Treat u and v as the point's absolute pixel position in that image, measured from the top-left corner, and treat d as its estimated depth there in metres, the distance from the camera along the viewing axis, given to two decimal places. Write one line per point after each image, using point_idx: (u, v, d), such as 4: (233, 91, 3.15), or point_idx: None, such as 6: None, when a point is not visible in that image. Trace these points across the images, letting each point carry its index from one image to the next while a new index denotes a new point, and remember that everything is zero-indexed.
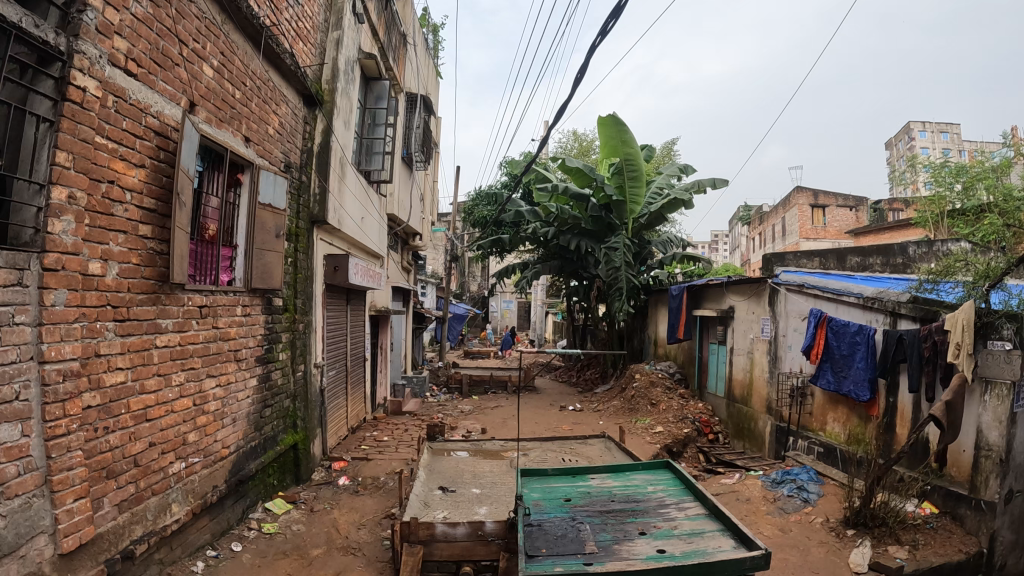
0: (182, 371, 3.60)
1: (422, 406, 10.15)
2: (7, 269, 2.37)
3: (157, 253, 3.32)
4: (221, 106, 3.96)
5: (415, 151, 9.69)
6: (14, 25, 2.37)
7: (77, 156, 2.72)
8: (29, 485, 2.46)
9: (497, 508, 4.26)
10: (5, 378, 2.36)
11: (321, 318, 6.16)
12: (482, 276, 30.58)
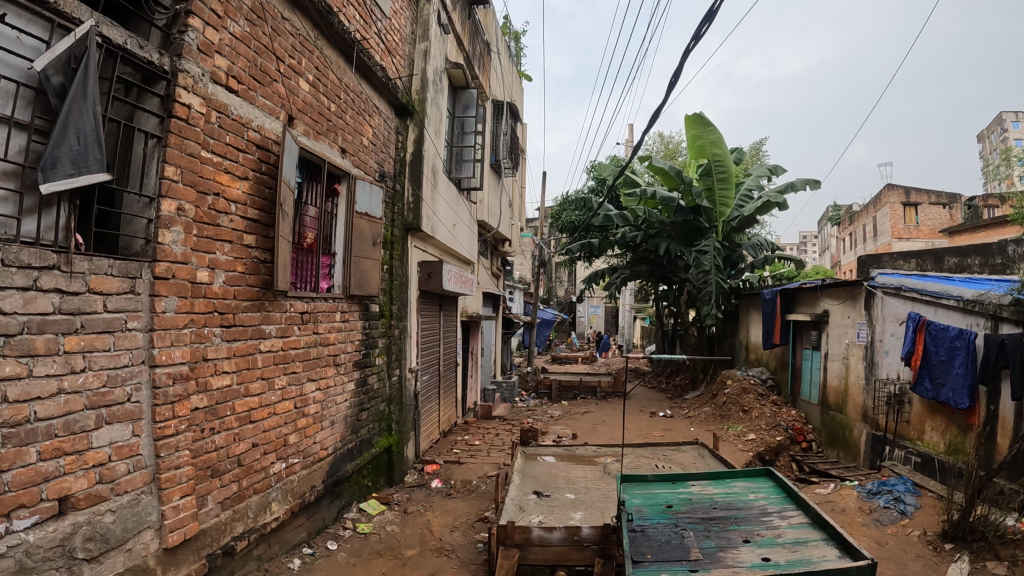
0: (285, 375, 3.73)
1: (512, 411, 10.19)
2: (120, 277, 2.53)
3: (261, 261, 3.47)
4: (318, 119, 4.10)
5: (504, 157, 9.78)
6: (118, 46, 2.54)
7: (185, 170, 2.86)
8: (137, 483, 2.60)
9: (593, 513, 4.25)
10: (117, 381, 2.51)
11: (415, 324, 6.28)
12: (569, 282, 30.55)
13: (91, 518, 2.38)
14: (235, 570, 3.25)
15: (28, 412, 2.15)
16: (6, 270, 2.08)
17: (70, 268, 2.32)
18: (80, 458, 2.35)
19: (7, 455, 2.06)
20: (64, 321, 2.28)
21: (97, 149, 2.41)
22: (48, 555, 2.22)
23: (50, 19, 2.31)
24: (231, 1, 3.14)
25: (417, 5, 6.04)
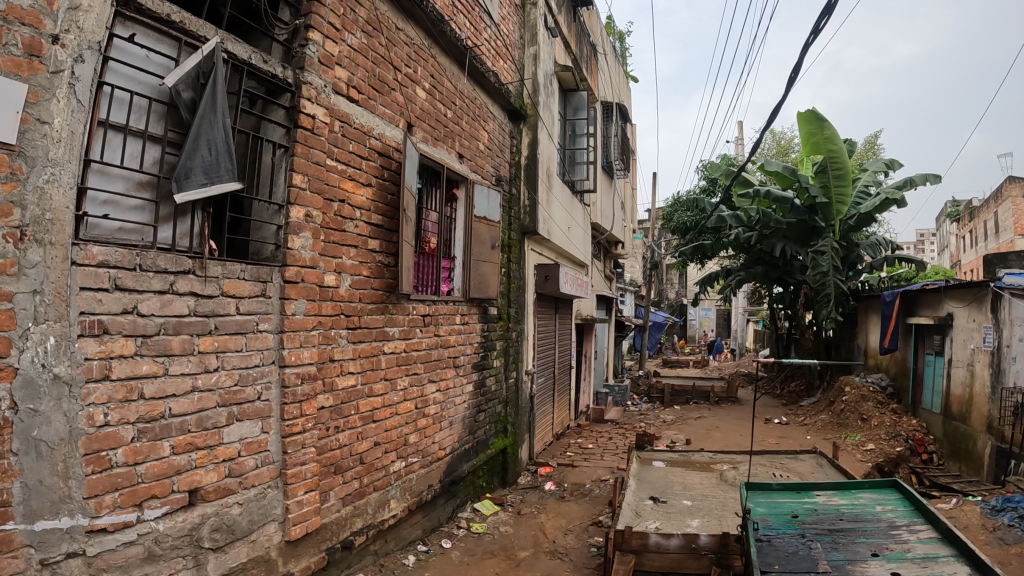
0: (407, 376, 3.83)
1: (624, 415, 10.10)
2: (252, 281, 2.67)
3: (385, 266, 3.58)
4: (435, 125, 4.19)
5: (614, 158, 9.73)
6: (243, 61, 2.67)
7: (311, 178, 2.97)
8: (264, 477, 2.72)
9: (710, 521, 4.15)
10: (248, 380, 2.64)
11: (531, 327, 6.31)
12: (680, 284, 29.99)
13: (219, 510, 2.51)
14: (353, 564, 3.35)
15: (164, 408, 2.29)
16: (144, 275, 2.23)
17: (205, 272, 2.46)
18: (211, 453, 2.48)
19: (141, 448, 2.21)
20: (199, 322, 2.43)
21: (226, 158, 2.54)
22: (178, 544, 2.35)
23: (177, 38, 2.46)
24: (348, 15, 3.25)
25: (524, 9, 6.08)
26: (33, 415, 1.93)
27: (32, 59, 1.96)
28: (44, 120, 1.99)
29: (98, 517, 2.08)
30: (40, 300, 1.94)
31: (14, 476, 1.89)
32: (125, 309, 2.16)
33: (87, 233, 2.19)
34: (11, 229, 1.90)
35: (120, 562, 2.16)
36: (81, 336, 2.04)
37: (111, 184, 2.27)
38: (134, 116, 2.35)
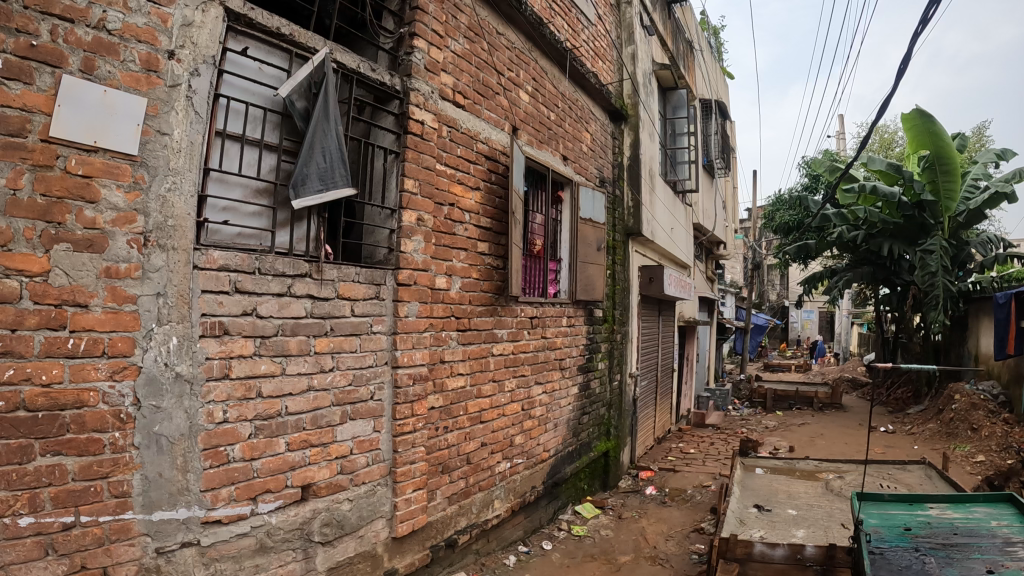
0: (515, 378, 3.87)
1: (725, 420, 9.88)
2: (366, 284, 2.76)
3: (495, 268, 3.63)
4: (539, 128, 4.22)
5: (716, 157, 9.55)
6: (351, 70, 2.76)
7: (422, 182, 3.04)
8: (374, 475, 2.79)
9: (817, 532, 4.01)
10: (361, 380, 2.72)
11: (636, 330, 6.27)
12: (782, 285, 29.11)
13: (329, 506, 2.59)
14: (456, 562, 3.40)
15: (280, 406, 2.38)
16: (263, 278, 2.34)
17: (321, 276, 2.56)
18: (325, 450, 2.57)
19: (258, 445, 2.31)
20: (316, 323, 2.53)
21: (340, 165, 2.63)
22: (289, 536, 2.43)
23: (288, 50, 2.55)
24: (451, 22, 3.30)
25: (620, 8, 6.03)
26: (156, 411, 2.04)
27: (150, 74, 2.08)
28: (164, 131, 2.11)
29: (214, 509, 2.18)
30: (163, 302, 2.06)
31: (135, 468, 2.00)
32: (244, 311, 2.27)
33: (208, 238, 2.31)
34: (137, 235, 2.02)
35: (232, 552, 2.25)
36: (202, 337, 2.15)
37: (230, 191, 2.38)
38: (249, 126, 2.46)
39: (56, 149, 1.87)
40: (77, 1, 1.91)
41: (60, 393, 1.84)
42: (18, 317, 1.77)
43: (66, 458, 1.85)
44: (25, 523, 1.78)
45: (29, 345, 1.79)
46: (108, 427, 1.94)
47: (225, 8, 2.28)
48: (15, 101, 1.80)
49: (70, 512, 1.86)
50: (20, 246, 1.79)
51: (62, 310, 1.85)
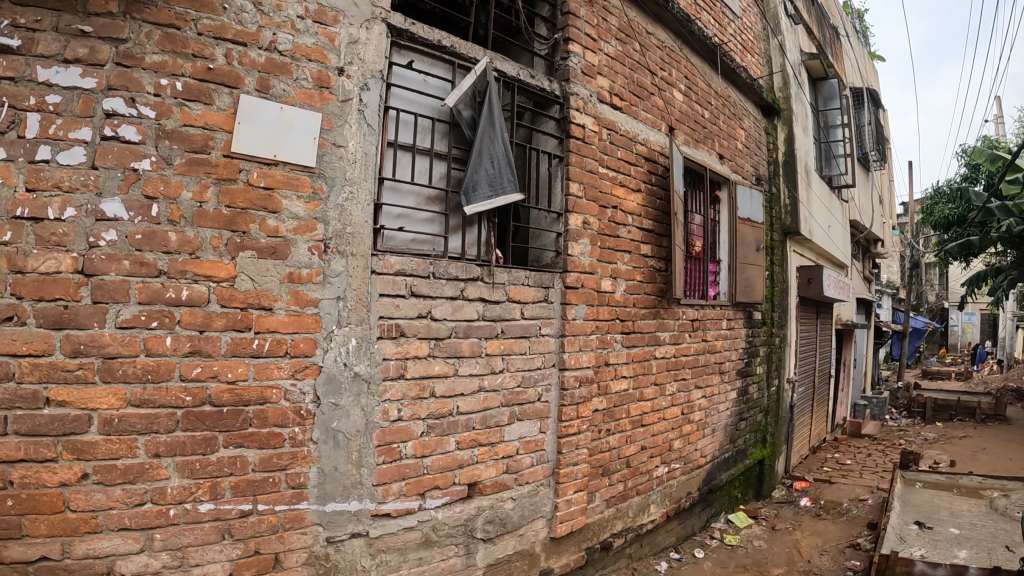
0: (675, 381, 3.84)
1: (882, 430, 9.37)
2: (535, 287, 2.84)
3: (656, 270, 3.63)
4: (695, 127, 4.17)
5: (871, 149, 9.07)
6: (511, 77, 2.82)
7: (587, 186, 3.05)
8: (538, 475, 2.85)
9: (981, 553, 3.71)
10: (529, 381, 2.80)
11: (795, 333, 6.07)
12: (941, 287, 27.22)
13: (493, 503, 2.66)
14: (609, 565, 3.38)
15: (452, 406, 2.49)
16: (438, 282, 2.45)
17: (492, 279, 2.66)
18: (492, 450, 2.65)
19: (429, 442, 2.41)
20: (487, 326, 2.63)
21: (508, 170, 2.68)
22: (453, 532, 2.51)
23: (450, 61, 2.65)
24: (602, 24, 3.30)
25: None
26: (335, 408, 2.17)
27: (322, 91, 2.21)
28: (339, 143, 2.23)
29: (384, 503, 2.28)
30: (343, 305, 2.19)
31: (313, 461, 2.13)
32: (419, 314, 2.39)
33: (385, 244, 2.46)
34: (317, 242, 2.16)
35: (399, 545, 2.34)
36: (380, 338, 2.28)
37: (402, 199, 2.52)
38: (419, 136, 2.59)
39: (237, 163, 2.04)
40: (249, 26, 2.07)
41: (244, 389, 2.00)
42: (207, 318, 1.95)
43: (248, 450, 2.01)
44: (205, 509, 1.94)
45: (217, 345, 1.96)
46: (288, 423, 2.09)
47: (388, 24, 2.39)
48: (197, 121, 1.97)
49: (249, 500, 2.01)
50: (207, 253, 1.97)
51: (246, 313, 2.02)
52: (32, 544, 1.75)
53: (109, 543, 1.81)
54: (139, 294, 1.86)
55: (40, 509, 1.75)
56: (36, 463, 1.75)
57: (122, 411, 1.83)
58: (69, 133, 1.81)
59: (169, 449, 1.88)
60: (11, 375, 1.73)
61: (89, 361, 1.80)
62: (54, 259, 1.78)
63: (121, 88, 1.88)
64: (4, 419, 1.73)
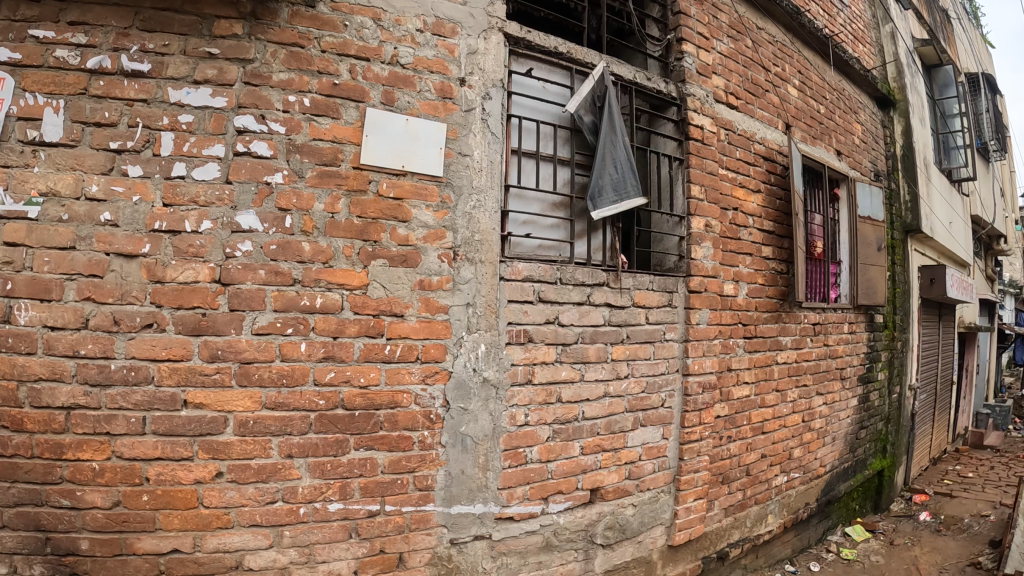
0: (796, 388, 3.89)
1: (1012, 442, 8.84)
2: (660, 292, 3.02)
3: (778, 273, 3.75)
4: (811, 123, 4.12)
5: (990, 138, 8.61)
6: (628, 82, 3.02)
7: (708, 188, 3.21)
8: (659, 482, 2.99)
9: None
10: (654, 387, 2.96)
11: (917, 337, 5.83)
12: None
13: (614, 510, 2.81)
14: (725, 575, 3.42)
15: (577, 411, 2.68)
16: (565, 288, 2.65)
17: (619, 284, 2.84)
18: (615, 455, 2.82)
19: (554, 448, 2.61)
20: (613, 331, 2.81)
21: (631, 175, 2.83)
22: (573, 537, 2.68)
23: (568, 67, 2.86)
24: (714, 23, 3.41)
25: None
26: (463, 412, 2.39)
27: (446, 101, 2.42)
28: (464, 153, 2.44)
29: (508, 507, 2.48)
30: (472, 311, 2.40)
31: (440, 465, 2.36)
32: (547, 320, 2.59)
33: (513, 250, 2.69)
34: (446, 250, 2.37)
35: (520, 548, 2.53)
36: (508, 344, 2.49)
37: (529, 206, 2.75)
38: (542, 143, 2.82)
39: (367, 174, 2.27)
40: (370, 41, 2.30)
41: (376, 394, 2.25)
42: (340, 325, 2.20)
43: (378, 452, 2.25)
44: (334, 508, 2.19)
45: (350, 351, 2.21)
46: (418, 427, 2.32)
47: (505, 34, 2.59)
48: (327, 134, 2.22)
49: (377, 501, 2.25)
50: (340, 262, 2.21)
51: (379, 320, 2.26)
52: (165, 537, 2.04)
53: (238, 538, 2.09)
54: (274, 302, 2.13)
55: (175, 504, 2.04)
56: (172, 461, 2.04)
57: (257, 413, 2.10)
58: (202, 150, 2.09)
59: (301, 451, 2.15)
60: (151, 378, 2.03)
61: (226, 365, 2.08)
62: (192, 270, 2.07)
63: (250, 106, 2.14)
64: (144, 419, 2.03)
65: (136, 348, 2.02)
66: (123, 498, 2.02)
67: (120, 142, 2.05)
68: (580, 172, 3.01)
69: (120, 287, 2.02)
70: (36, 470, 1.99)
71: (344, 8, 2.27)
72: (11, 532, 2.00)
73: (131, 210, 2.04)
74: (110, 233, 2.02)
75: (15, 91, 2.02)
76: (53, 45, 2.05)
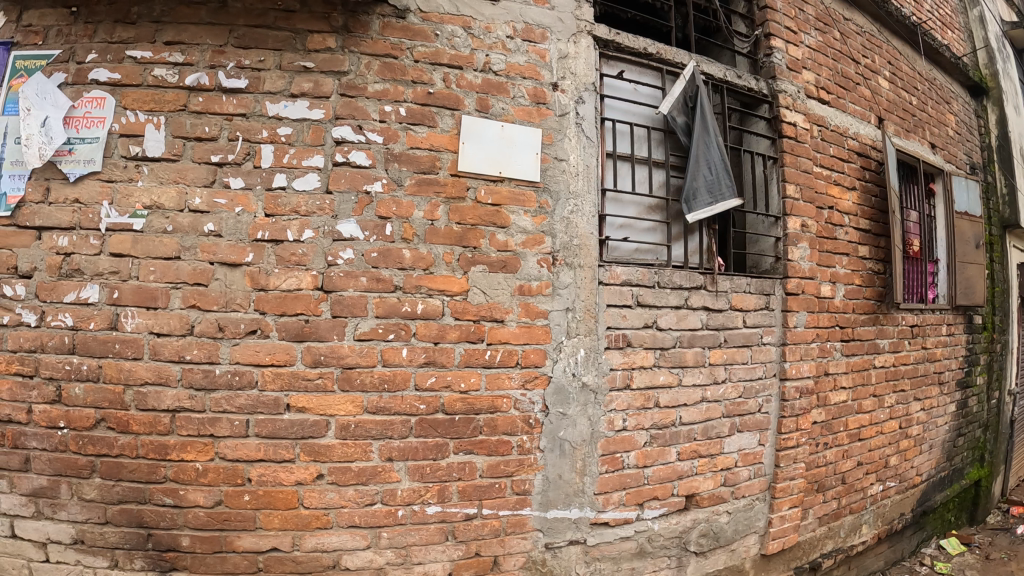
0: (894, 393, 3.80)
1: None
2: (757, 294, 3.07)
3: (875, 273, 3.66)
4: (904, 116, 3.99)
5: None
6: (718, 79, 3.06)
7: (803, 187, 3.22)
8: (754, 489, 3.05)
9: None
10: (751, 392, 3.02)
11: (1016, 338, 5.54)
12: None
13: (708, 517, 2.88)
14: None
15: (675, 416, 2.77)
16: (662, 291, 2.76)
17: (716, 287, 2.93)
18: (711, 461, 2.90)
19: (651, 453, 2.71)
20: (710, 335, 2.89)
21: (726, 176, 2.90)
22: (667, 544, 2.77)
23: (659, 68, 2.96)
24: (800, 16, 3.38)
25: None
26: (562, 417, 2.53)
27: (540, 106, 2.57)
28: (560, 157, 2.59)
29: (603, 512, 2.61)
30: (571, 316, 2.54)
31: (538, 469, 2.50)
32: (645, 324, 2.71)
33: (611, 254, 2.82)
34: (545, 255, 2.52)
35: (614, 553, 2.65)
36: (608, 348, 2.61)
37: (625, 210, 2.87)
38: (636, 146, 2.94)
39: (464, 181, 2.44)
40: (461, 50, 2.47)
41: (476, 399, 2.40)
42: (441, 330, 2.36)
43: (477, 457, 2.41)
44: (431, 511, 2.36)
45: (451, 356, 2.37)
46: (518, 431, 2.46)
47: (594, 36, 2.71)
48: (424, 143, 2.39)
49: (475, 504, 2.41)
50: (441, 269, 2.38)
51: (479, 325, 2.41)
52: (264, 536, 2.24)
53: (336, 538, 2.27)
54: (376, 308, 2.30)
55: (275, 505, 2.24)
56: (275, 463, 2.24)
57: (358, 417, 2.28)
58: (302, 161, 2.28)
59: (401, 454, 2.31)
60: (255, 383, 2.23)
61: (328, 370, 2.26)
62: (294, 278, 2.25)
63: (347, 117, 2.32)
64: (248, 423, 2.23)
65: (240, 354, 2.22)
66: (224, 497, 2.22)
67: (220, 156, 2.26)
68: (674, 174, 3.07)
69: (224, 295, 2.23)
70: (141, 470, 2.22)
71: (435, 17, 2.45)
72: (115, 528, 2.24)
73: (234, 221, 2.25)
74: (214, 243, 2.24)
75: (117, 111, 2.28)
76: (152, 65, 2.29)
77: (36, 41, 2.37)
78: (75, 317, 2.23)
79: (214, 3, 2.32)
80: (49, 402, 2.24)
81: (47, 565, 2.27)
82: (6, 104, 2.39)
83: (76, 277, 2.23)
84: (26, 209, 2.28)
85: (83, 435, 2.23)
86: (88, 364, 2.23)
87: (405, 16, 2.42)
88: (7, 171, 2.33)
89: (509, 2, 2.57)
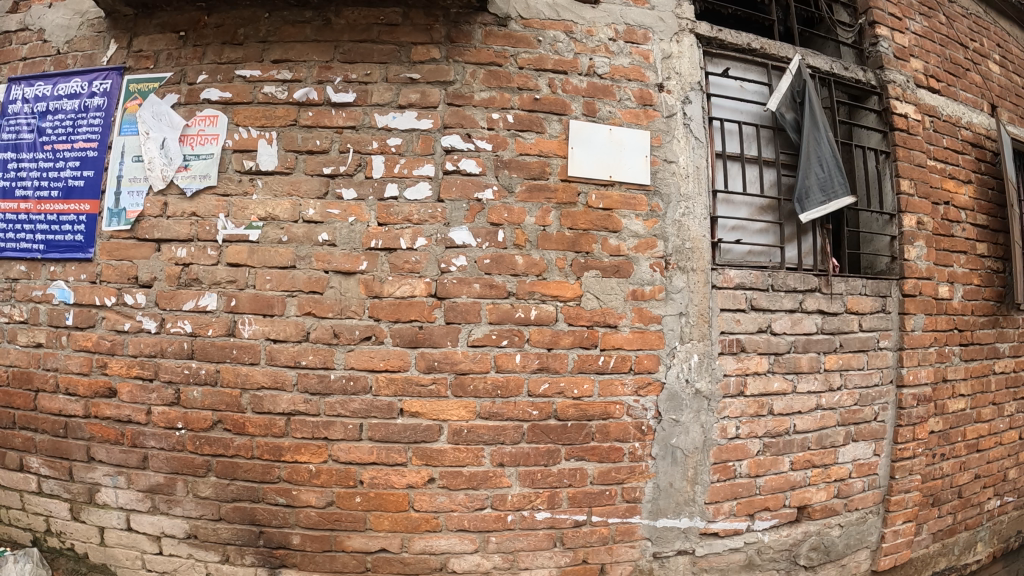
0: (1014, 401, 3.54)
1: None
2: (874, 296, 2.92)
3: (994, 272, 3.42)
4: (1017, 101, 3.72)
5: None
6: (825, 72, 2.93)
7: (919, 181, 3.05)
8: (868, 502, 2.90)
9: None
10: (867, 400, 2.88)
11: None
12: None
13: (820, 529, 2.75)
14: None
15: (788, 424, 2.67)
16: (777, 295, 2.66)
17: (830, 289, 2.81)
18: (824, 472, 2.77)
19: (764, 462, 2.62)
20: (826, 339, 2.77)
21: (839, 174, 2.80)
22: (777, 557, 2.66)
23: (763, 63, 2.87)
24: (905, 1, 3.21)
25: None
26: (674, 424, 2.48)
27: (646, 108, 2.54)
28: (669, 159, 2.54)
29: (713, 522, 2.54)
30: (684, 321, 2.49)
31: (649, 477, 2.47)
32: (759, 328, 2.62)
33: (723, 257, 2.74)
34: (657, 259, 2.48)
35: (722, 564, 2.57)
36: (721, 353, 2.55)
37: (736, 211, 2.79)
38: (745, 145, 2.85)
39: (574, 186, 2.43)
40: (565, 54, 2.47)
41: (589, 405, 2.39)
42: (554, 336, 2.37)
43: (587, 463, 2.40)
44: (540, 517, 2.36)
45: (564, 362, 2.37)
46: (629, 438, 2.44)
47: (696, 34, 2.66)
48: (532, 149, 2.40)
49: (584, 511, 2.40)
50: (553, 274, 2.38)
51: (592, 331, 2.40)
52: (374, 537, 2.30)
53: (444, 541, 2.31)
54: (489, 314, 2.32)
55: (385, 507, 2.29)
56: (387, 466, 2.29)
57: (470, 423, 2.30)
58: (412, 171, 2.33)
59: (512, 460, 2.33)
60: (369, 388, 2.29)
61: (441, 375, 2.29)
62: (408, 285, 2.30)
63: (455, 125, 2.35)
64: (361, 426, 2.29)
65: (355, 359, 2.28)
66: (336, 498, 2.29)
67: (333, 167, 2.33)
68: (785, 173, 2.96)
69: (339, 302, 2.30)
70: (255, 470, 2.32)
71: (536, 23, 2.45)
72: (228, 524, 2.34)
73: (347, 230, 2.32)
74: (328, 252, 2.31)
75: (229, 128, 2.40)
76: (261, 83, 2.40)
77: (148, 65, 2.53)
78: (194, 323, 2.36)
79: (318, 20, 2.41)
80: (168, 404, 2.38)
81: (160, 557, 2.41)
82: (123, 126, 2.54)
83: (194, 286, 2.37)
84: (145, 223, 2.44)
85: (200, 436, 2.35)
86: (206, 368, 2.35)
87: (506, 23, 2.43)
88: (126, 187, 2.49)
89: (609, 4, 2.55)
